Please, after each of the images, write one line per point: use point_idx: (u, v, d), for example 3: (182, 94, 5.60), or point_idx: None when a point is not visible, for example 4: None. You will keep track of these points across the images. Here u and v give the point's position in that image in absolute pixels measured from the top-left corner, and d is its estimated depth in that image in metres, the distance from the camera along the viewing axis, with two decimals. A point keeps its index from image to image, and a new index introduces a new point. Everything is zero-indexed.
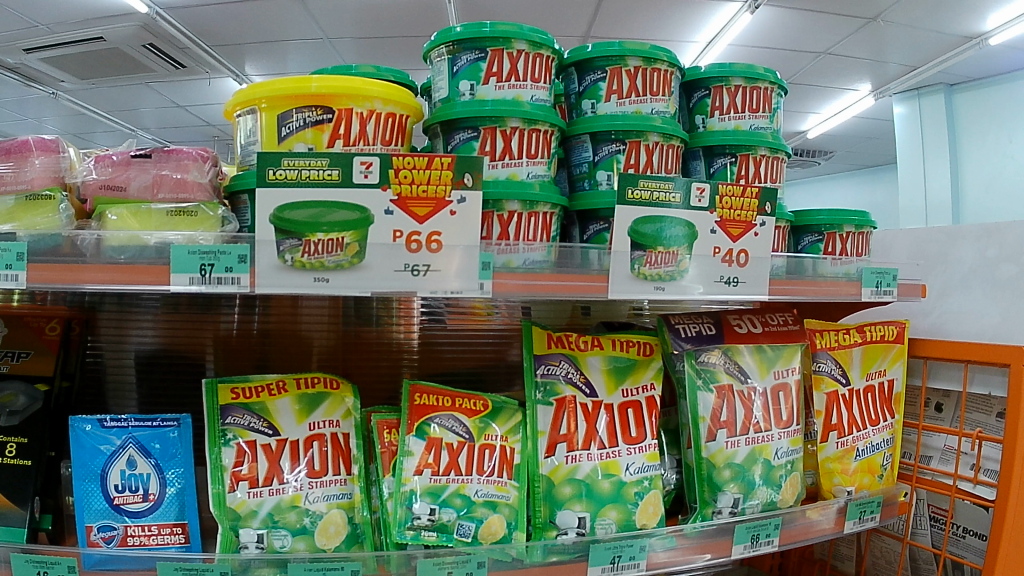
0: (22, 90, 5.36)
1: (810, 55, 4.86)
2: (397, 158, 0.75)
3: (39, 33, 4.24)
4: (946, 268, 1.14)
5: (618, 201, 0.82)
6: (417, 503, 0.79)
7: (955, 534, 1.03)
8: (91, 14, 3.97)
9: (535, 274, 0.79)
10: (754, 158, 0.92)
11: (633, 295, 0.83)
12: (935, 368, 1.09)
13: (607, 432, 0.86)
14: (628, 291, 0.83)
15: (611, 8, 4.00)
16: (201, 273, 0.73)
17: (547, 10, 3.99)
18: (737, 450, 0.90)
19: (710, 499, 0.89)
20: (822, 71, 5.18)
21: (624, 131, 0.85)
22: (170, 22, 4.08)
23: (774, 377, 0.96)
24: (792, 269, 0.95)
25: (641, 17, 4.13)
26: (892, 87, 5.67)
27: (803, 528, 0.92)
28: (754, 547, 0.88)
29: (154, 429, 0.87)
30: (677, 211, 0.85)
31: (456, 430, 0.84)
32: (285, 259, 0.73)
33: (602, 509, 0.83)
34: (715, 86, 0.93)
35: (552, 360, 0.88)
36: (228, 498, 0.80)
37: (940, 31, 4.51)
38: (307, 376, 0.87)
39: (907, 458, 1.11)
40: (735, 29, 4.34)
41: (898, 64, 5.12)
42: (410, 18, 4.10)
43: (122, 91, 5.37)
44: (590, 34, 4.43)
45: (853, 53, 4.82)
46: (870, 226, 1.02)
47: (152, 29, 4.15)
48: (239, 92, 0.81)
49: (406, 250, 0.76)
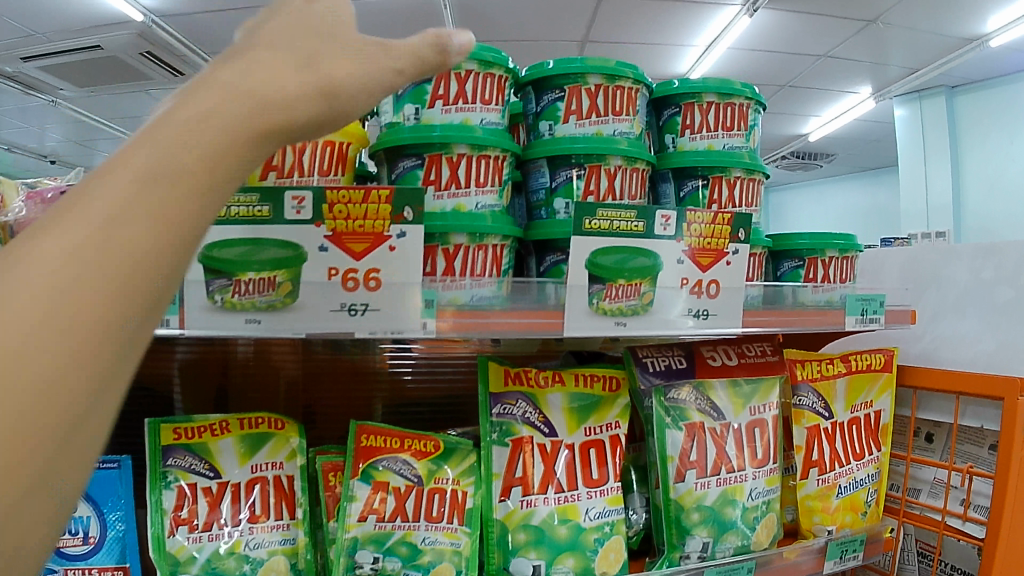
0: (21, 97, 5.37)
1: (809, 58, 4.80)
2: (331, 191, 0.70)
3: (34, 41, 4.24)
4: (938, 288, 1.10)
5: (574, 232, 0.77)
6: (359, 551, 0.76)
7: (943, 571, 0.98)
8: (85, 22, 3.96)
9: (482, 311, 0.75)
10: (728, 180, 0.87)
11: (590, 332, 0.78)
12: (925, 398, 1.04)
13: (566, 475, 0.82)
14: (585, 329, 0.78)
15: (605, 9, 3.93)
16: None
17: (541, 14, 3.96)
18: (707, 492, 0.86)
19: (677, 543, 0.83)
20: (826, 73, 5.12)
21: (584, 155, 0.80)
22: (163, 27, 4.08)
23: (750, 413, 0.91)
24: (770, 298, 0.90)
25: (634, 21, 4.09)
26: (893, 89, 5.63)
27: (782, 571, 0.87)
28: None
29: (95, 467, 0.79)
30: (638, 242, 0.80)
31: (404, 473, 0.80)
32: (214, 301, 0.68)
33: (558, 557, 0.79)
34: (686, 103, 0.88)
35: (508, 399, 0.83)
36: (168, 541, 0.76)
37: (938, 33, 4.46)
38: (250, 417, 0.84)
39: (894, 490, 1.07)
40: (732, 32, 4.29)
41: (898, 66, 5.06)
42: (402, 25, 4.08)
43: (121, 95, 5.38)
44: (587, 38, 4.39)
45: (853, 56, 4.76)
46: (855, 249, 0.97)
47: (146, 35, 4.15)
48: None
49: (343, 288, 0.70)
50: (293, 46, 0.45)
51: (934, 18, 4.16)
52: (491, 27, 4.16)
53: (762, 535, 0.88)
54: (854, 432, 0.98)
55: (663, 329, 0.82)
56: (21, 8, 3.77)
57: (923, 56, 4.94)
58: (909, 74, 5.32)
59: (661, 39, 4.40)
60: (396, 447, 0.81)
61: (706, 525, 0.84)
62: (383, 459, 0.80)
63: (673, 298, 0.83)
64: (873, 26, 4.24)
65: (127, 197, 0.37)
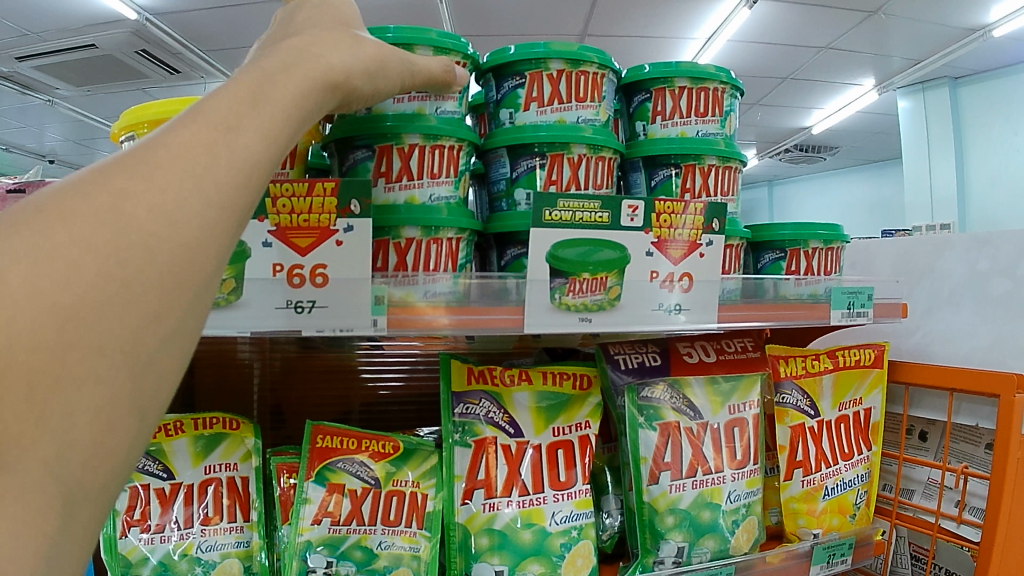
0: (27, 98, 5.41)
1: (812, 51, 4.75)
2: (274, 184, 0.65)
3: (34, 41, 4.27)
4: (933, 281, 1.07)
5: (533, 224, 0.73)
6: (313, 555, 0.73)
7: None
8: (84, 22, 3.97)
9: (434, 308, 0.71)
10: (701, 168, 0.84)
11: (554, 329, 0.74)
12: (918, 394, 1.01)
13: (531, 476, 0.79)
14: (548, 325, 0.74)
15: (603, 4, 3.90)
16: None
17: (539, 9, 3.94)
18: (682, 494, 0.82)
19: (651, 548, 0.80)
20: (836, 65, 5.06)
21: (547, 143, 0.77)
22: (160, 25, 4.09)
23: (729, 412, 0.88)
24: (749, 292, 0.86)
25: (633, 14, 4.06)
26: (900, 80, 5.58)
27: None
28: None
29: None
30: (603, 234, 0.75)
31: (361, 475, 0.77)
32: None
33: (523, 562, 0.75)
34: (657, 88, 0.85)
35: (472, 398, 0.80)
36: (119, 543, 0.73)
37: (943, 24, 4.39)
38: (206, 417, 0.81)
39: (886, 491, 1.03)
40: (734, 24, 4.25)
41: (904, 57, 5.00)
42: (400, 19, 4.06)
43: (128, 95, 5.40)
44: (590, 32, 4.37)
45: (858, 47, 4.71)
46: (841, 241, 0.94)
47: (144, 33, 4.16)
48: (123, 117, 0.74)
49: (288, 285, 0.65)
50: (349, 40, 0.48)
51: (936, 7, 4.08)
52: (488, 22, 4.13)
53: (742, 540, 0.84)
54: (842, 430, 0.94)
55: (634, 325, 0.77)
56: (19, 8, 3.79)
57: (933, 47, 4.88)
58: (914, 65, 5.24)
59: (665, 32, 4.37)
60: (353, 450, 0.78)
61: (680, 531, 0.80)
62: (338, 459, 0.77)
63: (648, 291, 0.78)
64: (873, 17, 4.17)
65: (224, 129, 0.38)
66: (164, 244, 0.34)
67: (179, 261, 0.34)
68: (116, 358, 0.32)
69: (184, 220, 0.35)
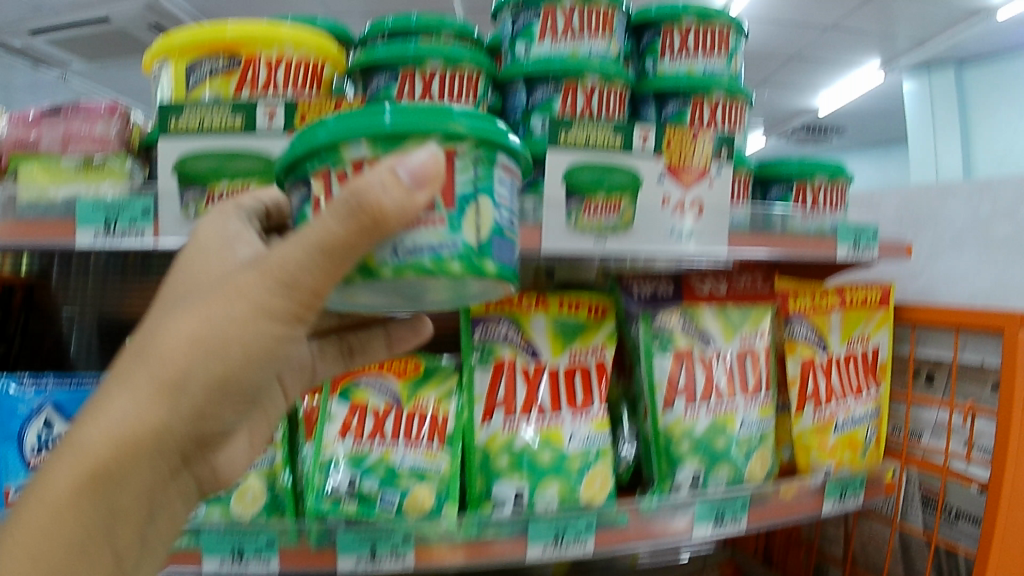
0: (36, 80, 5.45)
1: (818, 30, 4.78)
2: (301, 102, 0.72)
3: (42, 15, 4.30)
4: (936, 227, 1.10)
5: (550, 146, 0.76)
6: (336, 471, 0.75)
7: (949, 517, 0.95)
8: None
9: None
10: (709, 101, 0.86)
11: (571, 248, 0.76)
12: (924, 336, 1.03)
13: (549, 398, 0.80)
14: (565, 244, 0.75)
15: None
16: (106, 227, 0.71)
17: None
18: (697, 420, 0.84)
19: (668, 473, 0.82)
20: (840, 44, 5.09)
21: (561, 72, 0.79)
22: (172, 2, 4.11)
23: (740, 341, 0.89)
24: (759, 226, 0.87)
25: None
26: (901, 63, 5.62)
27: (781, 506, 0.84)
28: (719, 527, 0.79)
29: (73, 390, 0.82)
30: (620, 157, 0.77)
31: (383, 393, 0.81)
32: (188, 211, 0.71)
33: (543, 481, 0.76)
34: (665, 26, 0.87)
35: (491, 320, 0.83)
36: None
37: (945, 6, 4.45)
38: None
39: (897, 432, 1.05)
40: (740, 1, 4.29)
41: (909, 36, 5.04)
42: None
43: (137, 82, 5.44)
44: None
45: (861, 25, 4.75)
46: (844, 178, 0.95)
47: (157, 12, 4.19)
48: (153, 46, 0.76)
49: None
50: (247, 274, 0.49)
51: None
52: None
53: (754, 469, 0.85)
54: (851, 365, 0.95)
55: (644, 247, 0.79)
56: None
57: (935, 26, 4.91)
58: (916, 44, 5.28)
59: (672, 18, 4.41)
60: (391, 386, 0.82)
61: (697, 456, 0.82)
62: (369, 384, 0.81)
63: (665, 214, 0.79)
64: None
65: (159, 361, 0.50)
66: (98, 444, 0.50)
67: (108, 468, 0.50)
68: (78, 478, 0.49)
69: (99, 442, 0.50)
